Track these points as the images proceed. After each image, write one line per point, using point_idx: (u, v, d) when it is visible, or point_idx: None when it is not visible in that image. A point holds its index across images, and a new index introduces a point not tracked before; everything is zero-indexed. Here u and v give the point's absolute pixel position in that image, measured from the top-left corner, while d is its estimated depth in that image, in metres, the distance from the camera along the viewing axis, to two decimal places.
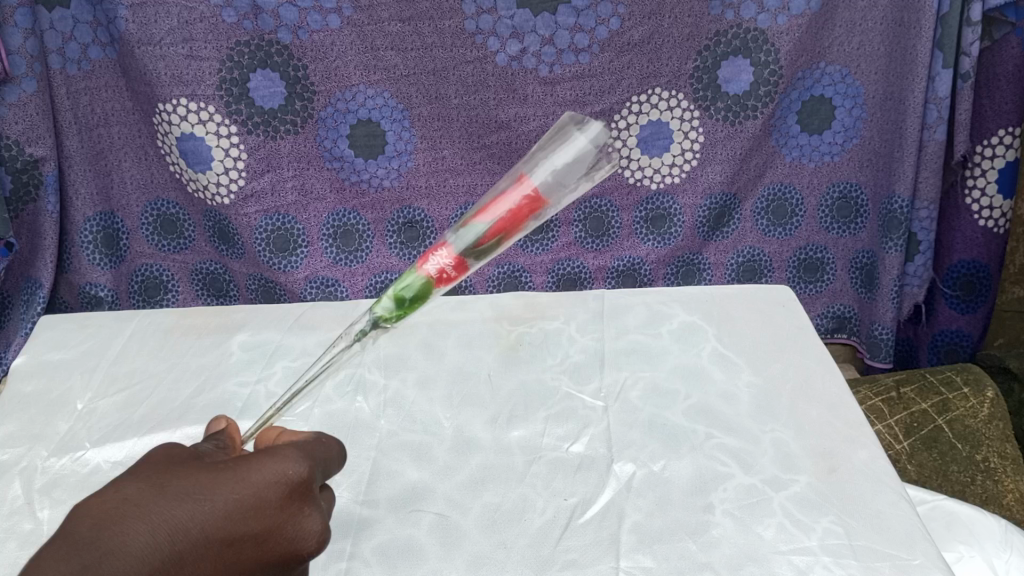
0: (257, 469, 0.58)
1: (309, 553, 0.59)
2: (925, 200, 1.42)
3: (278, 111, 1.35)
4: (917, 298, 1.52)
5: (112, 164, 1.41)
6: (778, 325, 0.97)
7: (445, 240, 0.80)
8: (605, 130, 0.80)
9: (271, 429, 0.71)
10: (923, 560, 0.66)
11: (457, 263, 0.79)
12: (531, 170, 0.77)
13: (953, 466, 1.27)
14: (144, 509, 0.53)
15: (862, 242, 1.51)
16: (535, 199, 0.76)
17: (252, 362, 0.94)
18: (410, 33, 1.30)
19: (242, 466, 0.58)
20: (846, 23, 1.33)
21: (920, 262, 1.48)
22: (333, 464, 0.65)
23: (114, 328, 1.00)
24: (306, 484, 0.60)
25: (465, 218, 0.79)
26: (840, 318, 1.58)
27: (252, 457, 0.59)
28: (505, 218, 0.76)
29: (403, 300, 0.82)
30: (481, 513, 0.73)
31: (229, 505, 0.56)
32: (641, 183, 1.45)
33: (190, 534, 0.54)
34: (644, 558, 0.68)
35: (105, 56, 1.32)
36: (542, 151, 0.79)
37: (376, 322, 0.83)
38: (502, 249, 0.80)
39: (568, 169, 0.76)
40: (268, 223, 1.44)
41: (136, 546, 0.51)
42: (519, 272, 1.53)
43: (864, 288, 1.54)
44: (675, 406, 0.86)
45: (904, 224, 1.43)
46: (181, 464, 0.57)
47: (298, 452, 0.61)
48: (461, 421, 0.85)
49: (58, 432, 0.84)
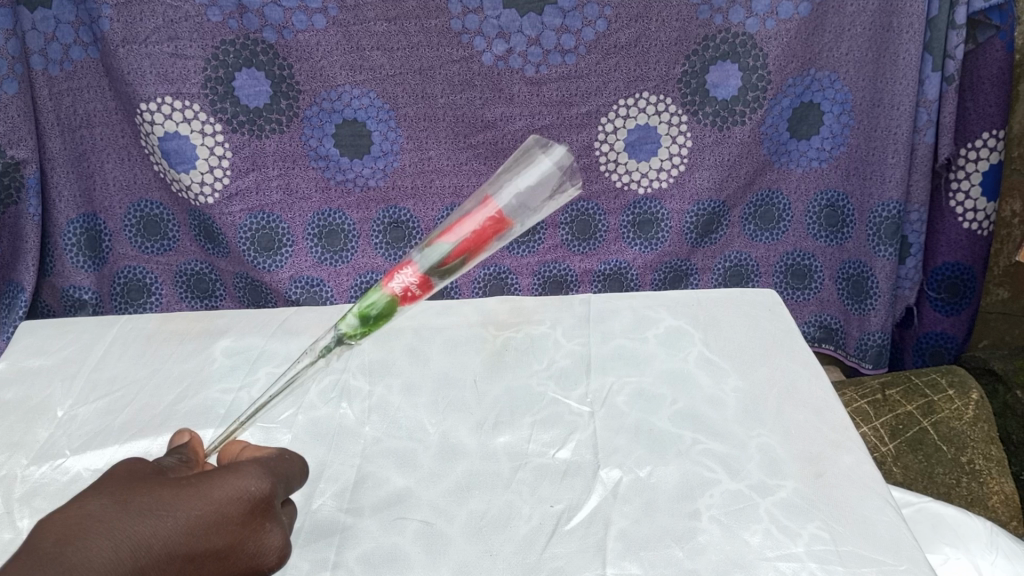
0: (219, 485, 0.55)
1: (269, 569, 0.57)
2: (917, 203, 1.43)
3: (264, 110, 1.34)
4: (909, 301, 1.52)
5: (95, 166, 1.40)
6: (762, 329, 0.97)
7: (409, 260, 0.80)
8: (568, 156, 0.82)
9: (236, 442, 0.70)
10: (909, 566, 0.66)
11: (421, 282, 0.79)
12: (496, 192, 0.78)
13: (938, 468, 1.27)
14: (105, 525, 0.51)
15: (849, 252, 1.50)
16: (499, 221, 0.76)
17: (235, 367, 0.93)
18: (396, 32, 1.30)
19: (202, 482, 0.56)
20: (836, 29, 1.32)
21: (911, 266, 1.49)
22: (295, 481, 0.63)
23: (95, 333, 0.99)
24: (269, 499, 0.58)
25: (430, 238, 0.79)
26: (827, 327, 1.58)
27: (213, 474, 0.57)
28: (470, 239, 0.76)
29: (368, 318, 0.81)
30: (467, 520, 0.73)
31: (191, 520, 0.53)
32: (628, 187, 1.45)
33: (153, 551, 0.51)
34: (631, 565, 0.68)
35: (87, 56, 1.31)
36: (504, 176, 0.80)
37: (340, 339, 0.82)
38: (465, 270, 0.80)
39: (532, 192, 0.78)
40: (252, 222, 1.43)
41: (100, 563, 0.48)
42: (505, 274, 1.52)
43: (852, 301, 1.53)
44: (661, 411, 0.85)
45: (898, 228, 1.42)
46: (141, 481, 0.55)
47: (259, 469, 0.59)
48: (446, 427, 0.85)
49: (38, 440, 0.83)
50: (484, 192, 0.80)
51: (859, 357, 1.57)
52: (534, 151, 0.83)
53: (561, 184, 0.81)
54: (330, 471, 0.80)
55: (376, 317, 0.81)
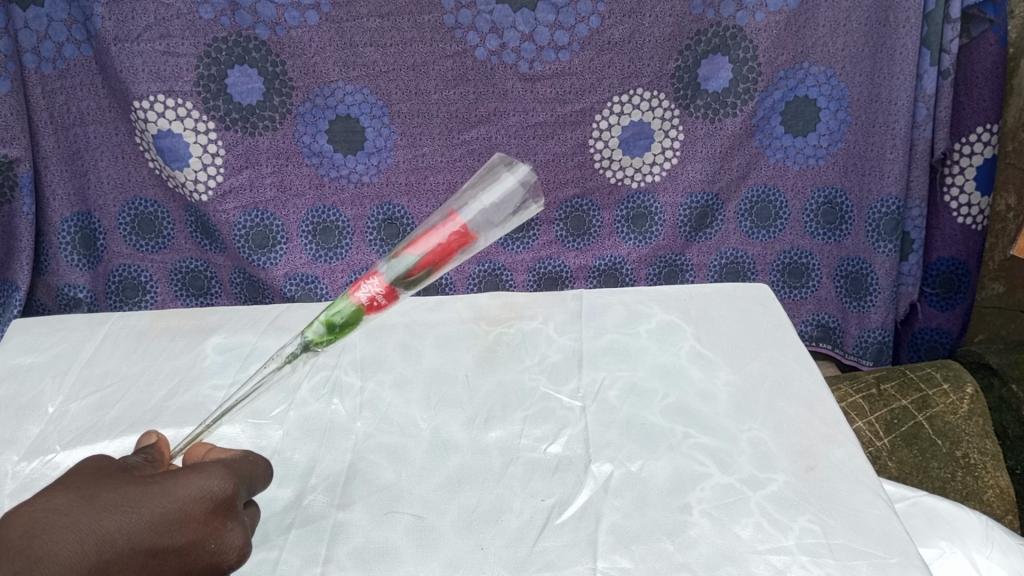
0: (183, 484, 0.56)
1: (228, 568, 0.56)
2: (916, 198, 1.42)
3: (256, 107, 1.34)
4: (914, 297, 1.52)
5: (89, 164, 1.39)
6: (755, 322, 0.97)
7: (375, 270, 0.80)
8: (534, 173, 0.83)
9: (201, 446, 0.70)
10: (900, 559, 0.66)
11: (387, 291, 0.79)
12: (461, 208, 0.79)
13: (933, 462, 1.27)
14: (72, 519, 0.51)
15: (846, 249, 1.50)
16: (464, 235, 0.78)
17: (226, 364, 0.93)
18: (389, 28, 1.30)
19: (166, 480, 0.56)
20: (830, 22, 1.32)
21: (913, 262, 1.48)
22: (259, 483, 0.64)
23: (87, 331, 0.99)
24: (231, 500, 0.57)
25: (396, 249, 0.79)
26: (824, 327, 1.58)
27: (177, 473, 0.57)
28: (435, 250, 0.77)
29: (334, 326, 0.80)
30: (458, 515, 0.73)
31: (156, 517, 0.53)
32: (623, 182, 1.45)
33: (117, 546, 0.51)
34: (621, 559, 0.68)
35: (81, 54, 1.30)
36: (468, 193, 0.81)
37: (306, 346, 0.82)
38: (429, 283, 0.81)
39: (495, 208, 0.79)
40: (246, 219, 1.43)
41: (65, 557, 0.48)
42: (500, 271, 1.52)
43: (850, 299, 1.53)
44: (653, 405, 0.85)
45: (898, 224, 1.42)
46: (108, 478, 0.55)
47: (223, 469, 0.59)
48: (438, 422, 0.85)
49: (29, 436, 0.83)
50: (448, 208, 0.81)
51: (858, 354, 1.57)
52: (498, 168, 0.84)
53: (524, 202, 0.82)
54: (321, 466, 0.80)
55: (342, 325, 0.80)
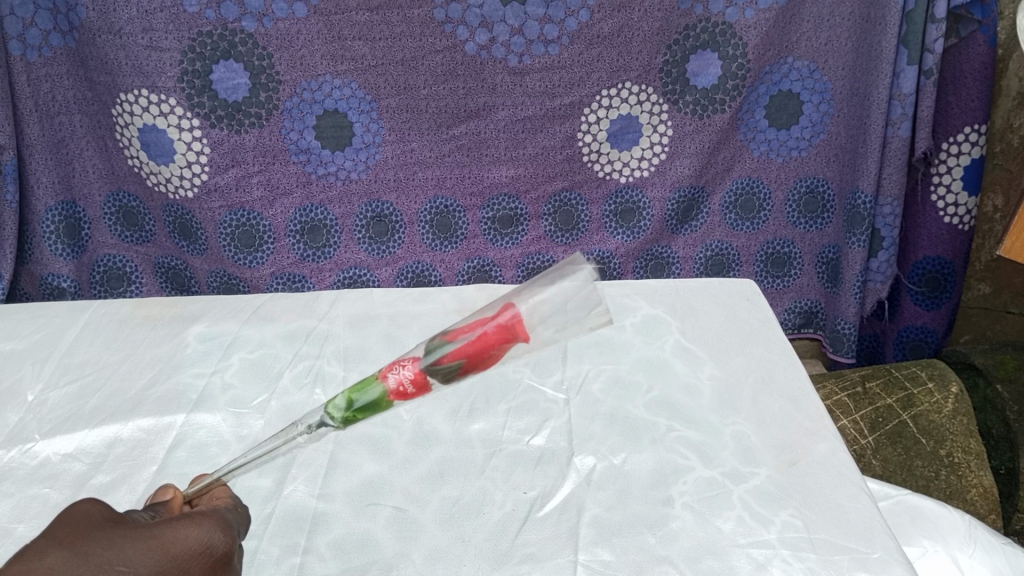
0: (178, 542, 0.51)
1: None
2: (888, 195, 1.42)
3: (242, 103, 1.34)
4: (881, 294, 1.52)
5: (74, 153, 1.39)
6: (741, 318, 0.97)
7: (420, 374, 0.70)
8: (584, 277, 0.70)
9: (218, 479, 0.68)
10: (882, 554, 0.65)
11: (419, 380, 0.69)
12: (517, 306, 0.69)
13: (917, 461, 1.27)
14: None
15: (828, 237, 1.52)
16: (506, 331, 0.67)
17: (208, 353, 0.92)
18: (378, 22, 1.29)
19: (161, 532, 0.51)
20: (815, 18, 1.32)
21: (882, 259, 1.48)
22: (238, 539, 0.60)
23: (68, 318, 0.98)
24: (222, 561, 0.53)
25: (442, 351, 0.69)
26: (807, 313, 1.60)
27: (169, 526, 0.52)
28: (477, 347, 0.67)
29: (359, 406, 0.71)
30: (439, 507, 0.72)
31: None
32: (611, 177, 1.45)
33: None
34: (603, 552, 0.67)
35: (65, 44, 1.29)
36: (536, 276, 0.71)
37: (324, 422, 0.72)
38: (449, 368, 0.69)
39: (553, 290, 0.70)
40: (233, 218, 1.43)
41: None
42: (488, 266, 1.53)
43: (830, 284, 1.56)
44: (637, 398, 0.85)
45: (868, 220, 1.43)
46: (101, 528, 0.49)
47: (213, 523, 0.55)
48: (421, 414, 0.84)
49: (8, 425, 0.82)
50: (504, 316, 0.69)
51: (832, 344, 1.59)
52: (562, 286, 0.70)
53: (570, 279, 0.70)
54: (301, 457, 0.79)
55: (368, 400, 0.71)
